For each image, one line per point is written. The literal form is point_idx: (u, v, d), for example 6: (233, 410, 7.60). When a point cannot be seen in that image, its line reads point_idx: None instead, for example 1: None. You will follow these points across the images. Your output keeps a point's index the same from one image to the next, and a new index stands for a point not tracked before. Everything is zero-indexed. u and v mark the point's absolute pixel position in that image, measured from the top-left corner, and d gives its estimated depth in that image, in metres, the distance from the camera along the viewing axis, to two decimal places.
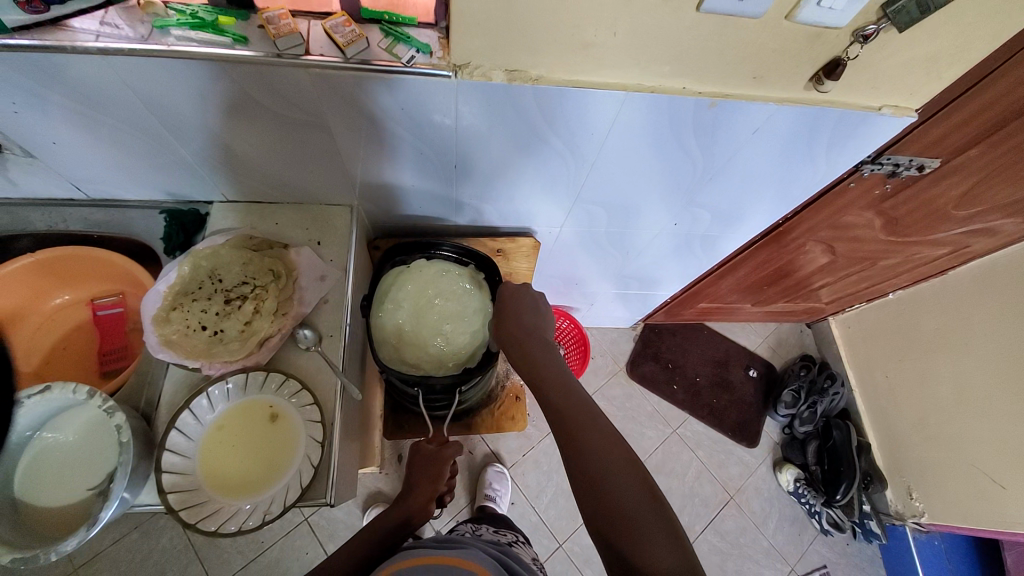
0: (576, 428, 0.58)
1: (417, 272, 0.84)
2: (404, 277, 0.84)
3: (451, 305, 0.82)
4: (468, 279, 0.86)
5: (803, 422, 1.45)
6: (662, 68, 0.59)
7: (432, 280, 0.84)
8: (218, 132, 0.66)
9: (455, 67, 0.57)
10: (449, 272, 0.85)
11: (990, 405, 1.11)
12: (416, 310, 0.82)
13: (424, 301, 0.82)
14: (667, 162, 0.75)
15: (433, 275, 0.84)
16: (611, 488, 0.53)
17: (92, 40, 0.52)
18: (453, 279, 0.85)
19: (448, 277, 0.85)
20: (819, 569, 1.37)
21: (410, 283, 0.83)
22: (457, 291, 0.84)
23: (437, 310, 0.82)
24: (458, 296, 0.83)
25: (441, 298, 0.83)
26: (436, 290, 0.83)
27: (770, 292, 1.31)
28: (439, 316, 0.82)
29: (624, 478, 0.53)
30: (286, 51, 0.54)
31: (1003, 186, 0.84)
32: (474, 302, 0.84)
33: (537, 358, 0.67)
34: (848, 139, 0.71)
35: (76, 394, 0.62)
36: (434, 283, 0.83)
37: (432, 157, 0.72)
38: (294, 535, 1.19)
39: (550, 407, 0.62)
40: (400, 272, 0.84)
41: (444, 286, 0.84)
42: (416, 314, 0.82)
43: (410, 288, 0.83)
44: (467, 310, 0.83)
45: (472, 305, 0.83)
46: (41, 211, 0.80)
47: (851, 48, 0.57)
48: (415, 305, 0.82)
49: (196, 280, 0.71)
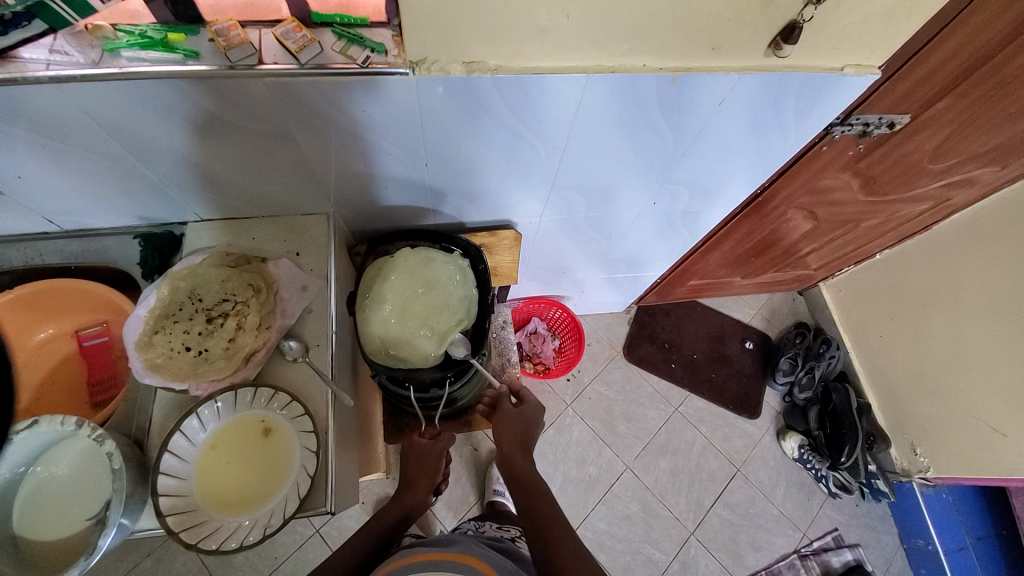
0: (539, 504, 0.69)
1: (403, 261, 0.82)
2: (388, 268, 0.81)
3: (437, 296, 0.81)
4: (454, 266, 0.84)
5: (802, 389, 1.46)
6: (620, 47, 0.59)
7: (418, 269, 0.81)
8: (183, 151, 0.65)
9: (412, 64, 0.57)
10: (436, 260, 0.83)
11: (984, 354, 1.12)
12: (401, 304, 0.79)
13: (409, 293, 0.80)
14: (638, 141, 0.75)
15: (419, 264, 0.82)
16: (560, 542, 0.63)
17: (42, 69, 0.51)
18: (439, 268, 0.82)
19: (434, 265, 0.82)
20: (831, 533, 1.38)
21: (396, 274, 0.81)
22: (442, 280, 0.82)
23: (422, 301, 0.80)
24: (443, 286, 0.82)
25: (428, 288, 0.81)
26: (421, 280, 0.81)
27: (758, 263, 1.31)
28: (425, 307, 0.80)
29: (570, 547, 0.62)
30: (239, 61, 0.54)
31: (975, 135, 0.85)
32: (457, 292, 0.83)
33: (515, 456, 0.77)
34: (815, 102, 0.71)
35: (64, 426, 0.62)
36: (419, 273, 0.81)
37: (403, 158, 0.72)
38: (307, 547, 1.19)
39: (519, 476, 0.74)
40: (384, 263, 0.82)
41: (431, 276, 0.82)
42: (401, 307, 0.79)
43: (394, 280, 0.80)
44: (453, 301, 0.82)
45: (457, 295, 0.82)
46: (15, 247, 0.79)
47: (806, 10, 0.57)
48: (399, 298, 0.79)
49: (177, 301, 0.71)
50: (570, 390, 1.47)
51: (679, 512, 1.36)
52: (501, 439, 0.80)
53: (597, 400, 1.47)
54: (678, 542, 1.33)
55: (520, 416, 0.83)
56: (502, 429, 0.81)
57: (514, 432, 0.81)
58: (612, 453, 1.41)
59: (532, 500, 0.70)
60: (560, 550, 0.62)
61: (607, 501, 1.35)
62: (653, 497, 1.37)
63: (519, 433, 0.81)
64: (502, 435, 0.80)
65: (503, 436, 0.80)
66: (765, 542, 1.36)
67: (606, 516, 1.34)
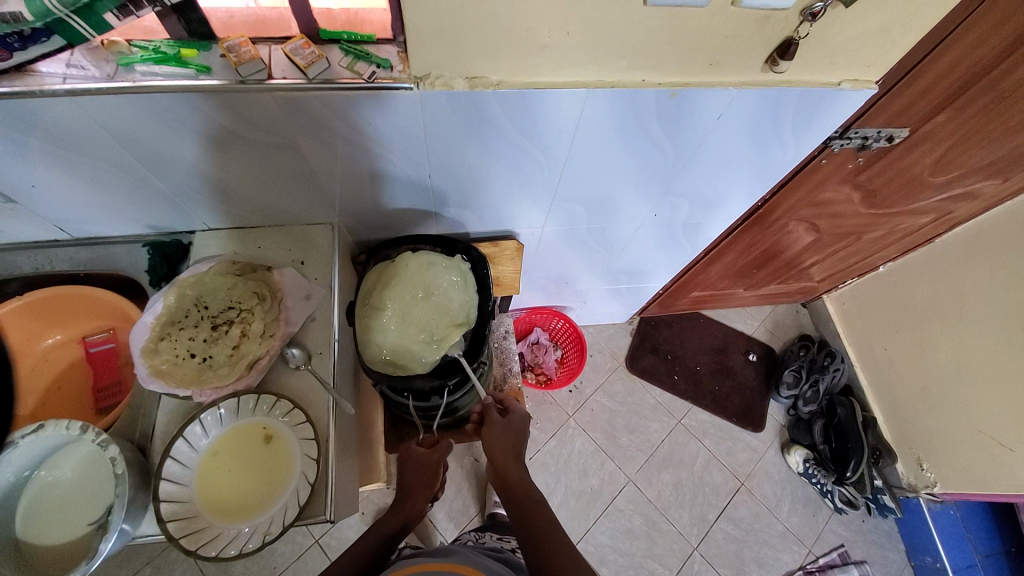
0: (536, 513, 0.68)
1: (404, 266, 0.79)
2: (388, 273, 0.79)
3: (437, 300, 0.78)
4: (455, 271, 0.80)
5: (806, 402, 1.45)
6: (619, 63, 0.61)
7: (418, 274, 0.78)
8: (194, 163, 0.67)
9: (417, 79, 0.59)
10: (436, 264, 0.79)
11: (990, 368, 1.11)
12: (400, 309, 0.76)
13: (409, 297, 0.76)
14: (638, 154, 0.76)
15: (419, 269, 0.79)
16: (557, 547, 0.62)
17: (59, 83, 0.53)
18: (440, 272, 0.79)
19: (434, 270, 0.79)
20: (837, 549, 1.36)
21: (396, 279, 0.77)
22: (443, 284, 0.79)
23: (423, 306, 0.77)
24: (443, 291, 0.78)
25: (428, 293, 0.77)
26: (422, 284, 0.77)
27: (761, 275, 1.31)
28: (425, 312, 0.76)
29: (568, 552, 0.61)
30: (249, 76, 0.55)
31: (977, 148, 0.85)
32: (459, 297, 0.79)
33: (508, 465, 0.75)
34: (813, 117, 0.72)
35: (69, 431, 0.63)
36: (420, 277, 0.78)
37: (407, 169, 0.73)
38: (306, 558, 1.18)
39: (508, 483, 0.73)
40: (385, 269, 0.80)
41: (431, 280, 0.78)
42: (400, 312, 0.75)
43: (394, 285, 0.77)
44: (454, 305, 0.78)
45: (457, 300, 0.79)
46: (27, 253, 0.81)
47: (801, 27, 0.58)
48: (399, 303, 0.76)
49: (183, 308, 0.72)
50: (571, 401, 1.47)
51: (682, 526, 1.35)
52: (493, 454, 0.77)
53: (599, 411, 1.47)
54: (681, 557, 1.31)
55: (508, 426, 0.81)
56: (492, 444, 0.78)
57: (506, 443, 0.78)
58: (614, 465, 1.40)
59: (529, 509, 0.68)
60: (557, 556, 0.61)
61: (609, 514, 1.34)
62: (656, 511, 1.35)
63: (510, 444, 0.78)
64: (493, 450, 0.77)
65: (495, 450, 0.77)
66: (769, 558, 1.33)
67: (608, 530, 1.32)
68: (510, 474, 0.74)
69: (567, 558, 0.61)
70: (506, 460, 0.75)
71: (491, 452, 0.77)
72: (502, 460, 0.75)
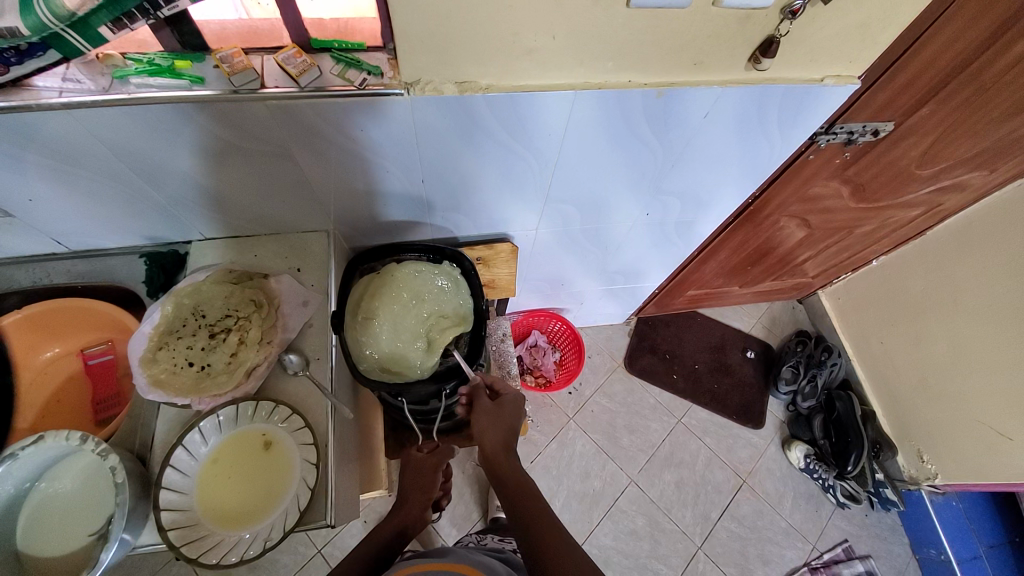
0: (535, 503, 0.67)
1: (390, 275, 0.78)
2: (377, 283, 0.78)
3: (430, 307, 0.78)
4: (442, 274, 0.81)
5: (805, 397, 1.46)
6: (606, 64, 0.62)
7: (407, 282, 0.78)
8: (191, 173, 0.68)
9: (407, 85, 0.60)
10: (423, 271, 0.80)
11: (986, 357, 1.12)
12: (391, 318, 0.75)
13: (400, 306, 0.76)
14: (628, 154, 0.77)
15: (405, 276, 0.78)
16: (554, 542, 0.61)
17: (55, 96, 0.54)
18: (428, 278, 0.80)
19: (421, 277, 0.79)
20: (841, 545, 1.36)
21: (384, 287, 0.77)
22: (432, 290, 0.79)
23: (416, 314, 0.77)
24: (434, 297, 0.79)
25: (420, 300, 0.78)
26: (412, 292, 0.78)
27: (756, 272, 1.32)
28: (417, 320, 0.77)
29: (564, 535, 0.62)
30: (242, 86, 0.56)
31: (961, 140, 0.86)
32: (450, 301, 0.80)
33: (499, 458, 0.72)
34: (798, 113, 0.74)
35: (69, 441, 0.62)
36: (410, 285, 0.78)
37: (400, 175, 0.74)
38: (310, 568, 1.18)
39: (502, 474, 0.71)
40: (373, 279, 0.78)
41: (421, 287, 0.79)
42: (393, 321, 0.75)
43: (383, 294, 0.76)
44: (447, 310, 0.80)
45: (452, 305, 0.80)
46: (24, 267, 0.82)
47: (782, 25, 0.60)
48: (390, 312, 0.75)
49: (180, 318, 0.74)
50: (571, 403, 1.47)
51: (686, 525, 1.34)
52: (484, 443, 0.74)
53: (599, 413, 1.47)
54: (686, 557, 1.31)
55: (500, 411, 0.76)
56: (482, 432, 0.75)
57: (499, 428, 0.75)
58: (615, 466, 1.40)
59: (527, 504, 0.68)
60: (553, 552, 0.60)
61: (611, 515, 1.34)
62: (659, 511, 1.35)
63: (503, 430, 0.75)
64: (485, 438, 0.74)
65: (487, 438, 0.74)
66: (774, 556, 1.33)
67: (612, 531, 1.32)
68: (503, 461, 0.72)
69: (566, 554, 0.59)
70: (495, 452, 0.73)
71: (483, 439, 0.74)
72: (494, 451, 0.73)
